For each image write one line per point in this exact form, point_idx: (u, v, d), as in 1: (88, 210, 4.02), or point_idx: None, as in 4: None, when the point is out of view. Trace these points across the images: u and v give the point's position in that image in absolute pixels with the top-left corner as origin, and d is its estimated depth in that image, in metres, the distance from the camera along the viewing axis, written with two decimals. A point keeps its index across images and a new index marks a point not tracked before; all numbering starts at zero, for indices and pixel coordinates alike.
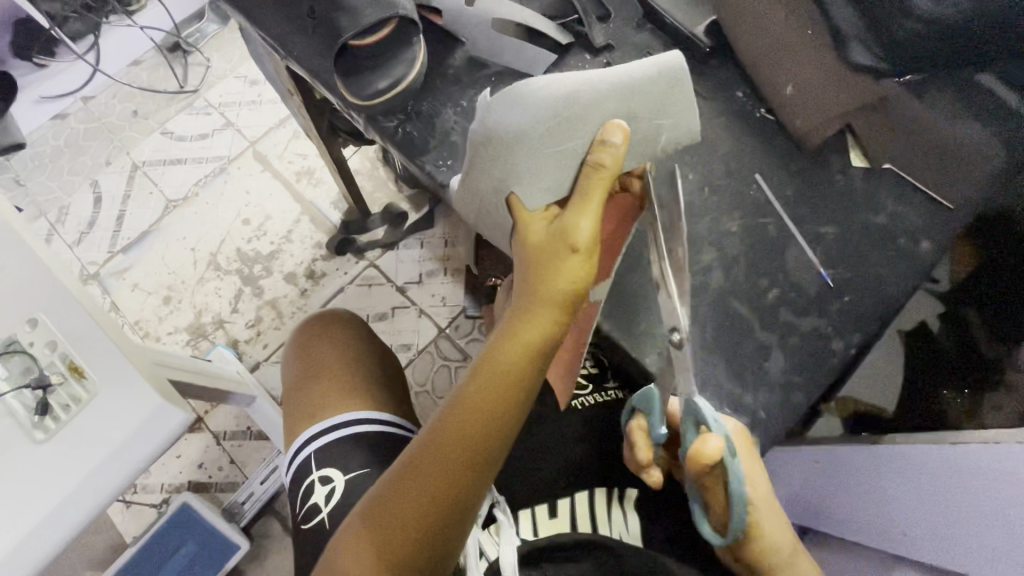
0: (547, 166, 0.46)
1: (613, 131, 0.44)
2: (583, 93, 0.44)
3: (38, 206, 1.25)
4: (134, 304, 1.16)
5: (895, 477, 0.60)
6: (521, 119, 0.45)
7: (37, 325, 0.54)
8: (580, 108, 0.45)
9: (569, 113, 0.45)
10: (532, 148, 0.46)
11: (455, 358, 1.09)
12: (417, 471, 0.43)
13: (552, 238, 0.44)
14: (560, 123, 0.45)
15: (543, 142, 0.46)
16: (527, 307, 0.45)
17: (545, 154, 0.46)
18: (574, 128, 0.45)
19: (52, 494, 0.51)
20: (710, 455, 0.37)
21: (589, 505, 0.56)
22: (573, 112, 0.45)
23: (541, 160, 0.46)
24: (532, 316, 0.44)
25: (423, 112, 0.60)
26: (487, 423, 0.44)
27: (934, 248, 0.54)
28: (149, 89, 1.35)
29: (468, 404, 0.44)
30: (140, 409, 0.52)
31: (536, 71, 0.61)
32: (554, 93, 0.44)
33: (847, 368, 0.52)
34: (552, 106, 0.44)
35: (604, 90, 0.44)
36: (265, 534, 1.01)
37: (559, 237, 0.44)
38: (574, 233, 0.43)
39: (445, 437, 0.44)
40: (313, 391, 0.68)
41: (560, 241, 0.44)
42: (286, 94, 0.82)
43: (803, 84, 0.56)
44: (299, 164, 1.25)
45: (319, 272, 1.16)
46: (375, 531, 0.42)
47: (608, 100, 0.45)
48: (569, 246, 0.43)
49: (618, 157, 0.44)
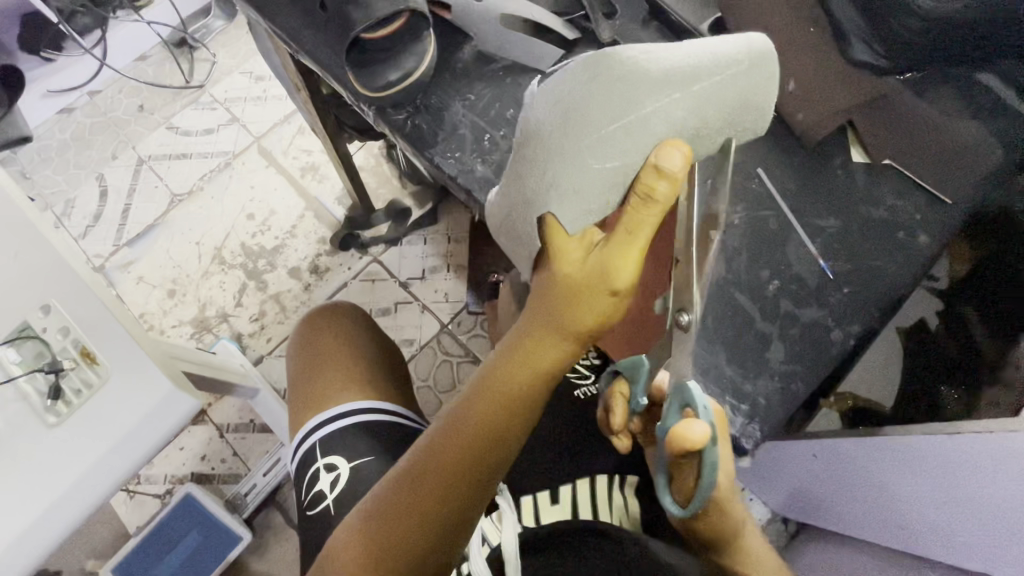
0: (597, 170, 0.40)
1: (676, 151, 0.37)
2: (649, 92, 0.37)
3: (45, 199, 1.26)
4: (139, 297, 1.17)
5: (882, 466, 0.62)
6: (563, 116, 0.39)
7: (49, 311, 0.55)
8: (652, 103, 0.38)
9: (638, 107, 0.38)
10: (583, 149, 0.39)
11: (457, 353, 1.10)
12: (415, 498, 0.43)
13: (589, 275, 0.41)
14: (625, 122, 0.38)
15: (600, 137, 0.39)
16: (535, 336, 0.44)
17: (598, 148, 0.39)
18: (638, 119, 0.38)
19: (63, 477, 0.51)
20: (692, 441, 0.36)
21: (589, 490, 0.57)
22: (640, 105, 0.38)
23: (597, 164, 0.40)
24: (538, 345, 0.44)
25: (431, 105, 0.62)
26: (484, 447, 0.44)
27: (931, 241, 0.54)
28: (155, 84, 1.36)
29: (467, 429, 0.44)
30: (151, 393, 0.53)
31: (543, 67, 0.62)
32: (608, 86, 0.38)
33: (846, 359, 0.53)
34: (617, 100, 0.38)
35: (680, 76, 0.37)
36: (268, 526, 1.02)
37: (596, 276, 0.41)
38: (612, 276, 0.40)
39: (439, 460, 0.44)
40: (318, 380, 0.69)
41: (594, 281, 0.41)
42: (293, 88, 0.83)
43: (804, 80, 0.56)
44: (304, 159, 1.26)
45: (323, 267, 1.17)
46: (369, 547, 0.43)
47: (690, 82, 0.37)
48: (605, 288, 0.41)
49: (681, 177, 0.37)
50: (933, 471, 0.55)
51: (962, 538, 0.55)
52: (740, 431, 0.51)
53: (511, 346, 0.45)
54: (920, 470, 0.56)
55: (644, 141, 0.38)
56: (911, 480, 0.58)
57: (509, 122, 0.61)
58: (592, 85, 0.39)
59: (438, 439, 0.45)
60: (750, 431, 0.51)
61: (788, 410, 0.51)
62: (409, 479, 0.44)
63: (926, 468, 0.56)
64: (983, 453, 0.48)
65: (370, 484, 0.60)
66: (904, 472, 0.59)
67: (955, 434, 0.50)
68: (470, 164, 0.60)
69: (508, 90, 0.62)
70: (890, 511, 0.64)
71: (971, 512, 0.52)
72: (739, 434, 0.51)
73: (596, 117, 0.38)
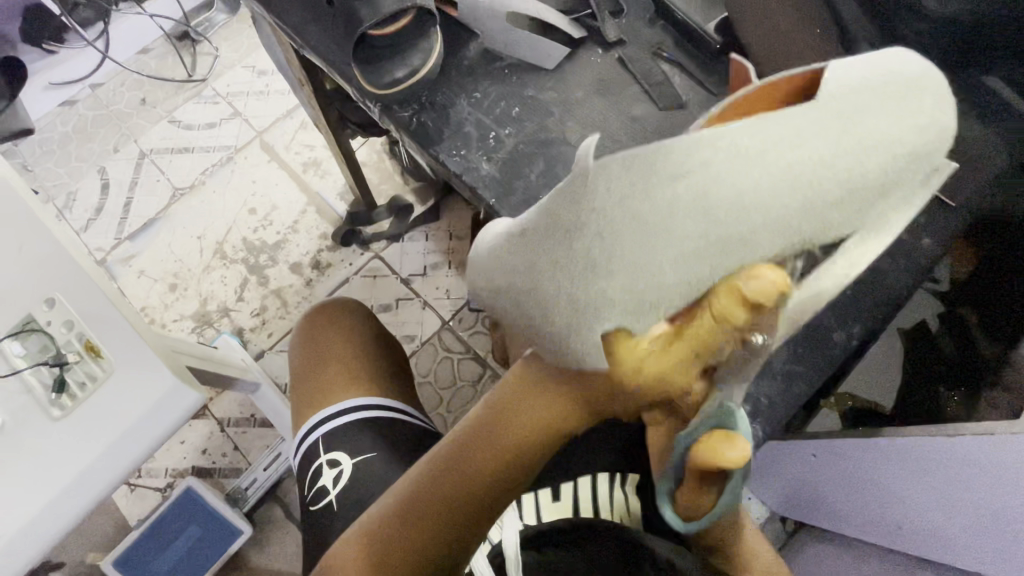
0: (703, 233, 0.30)
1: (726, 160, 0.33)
2: (764, 170, 0.28)
3: (47, 192, 1.26)
4: (141, 291, 1.17)
5: (883, 468, 0.62)
6: (637, 190, 0.30)
7: (54, 304, 0.56)
8: (793, 164, 0.28)
9: (767, 164, 0.28)
10: (680, 204, 0.29)
11: (457, 350, 1.10)
12: (401, 541, 0.39)
13: (667, 377, 0.33)
14: (762, 192, 0.29)
15: (718, 195, 0.29)
16: (558, 394, 0.38)
17: (705, 211, 0.29)
18: (780, 173, 0.28)
19: (67, 469, 0.52)
20: (728, 462, 0.29)
21: (591, 488, 0.57)
22: (772, 162, 0.28)
23: (695, 218, 0.29)
24: (558, 402, 0.39)
25: (436, 102, 0.62)
26: (485, 499, 0.39)
27: (933, 246, 0.54)
28: (157, 78, 1.36)
29: (466, 480, 0.39)
30: (156, 387, 0.54)
31: (548, 65, 0.62)
32: (703, 162, 0.29)
33: (847, 360, 0.54)
34: (749, 157, 0.28)
35: (821, 131, 0.28)
36: (268, 519, 1.02)
37: (669, 383, 0.33)
38: (683, 380, 0.33)
39: (431, 505, 0.39)
40: (320, 375, 0.69)
41: (666, 387, 0.34)
42: (297, 84, 0.83)
43: None
44: (306, 154, 1.26)
45: (324, 262, 1.17)
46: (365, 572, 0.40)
47: (841, 128, 0.28)
48: (681, 396, 0.34)
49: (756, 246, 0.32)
50: (934, 476, 0.55)
51: (957, 541, 0.56)
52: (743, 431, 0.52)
53: (520, 393, 0.39)
54: (920, 474, 0.57)
55: (772, 210, 0.29)
56: (910, 484, 0.59)
57: (515, 120, 0.61)
58: (675, 156, 0.29)
59: (436, 482, 0.40)
60: (752, 430, 0.52)
61: (787, 408, 0.53)
62: (397, 517, 0.40)
63: (931, 471, 0.56)
64: (984, 457, 0.49)
65: (373, 480, 0.60)
66: (904, 476, 0.59)
67: (956, 435, 0.51)
68: (475, 162, 0.60)
69: (514, 88, 0.62)
70: (885, 514, 0.65)
71: (970, 518, 0.53)
72: None
73: (670, 193, 0.29)
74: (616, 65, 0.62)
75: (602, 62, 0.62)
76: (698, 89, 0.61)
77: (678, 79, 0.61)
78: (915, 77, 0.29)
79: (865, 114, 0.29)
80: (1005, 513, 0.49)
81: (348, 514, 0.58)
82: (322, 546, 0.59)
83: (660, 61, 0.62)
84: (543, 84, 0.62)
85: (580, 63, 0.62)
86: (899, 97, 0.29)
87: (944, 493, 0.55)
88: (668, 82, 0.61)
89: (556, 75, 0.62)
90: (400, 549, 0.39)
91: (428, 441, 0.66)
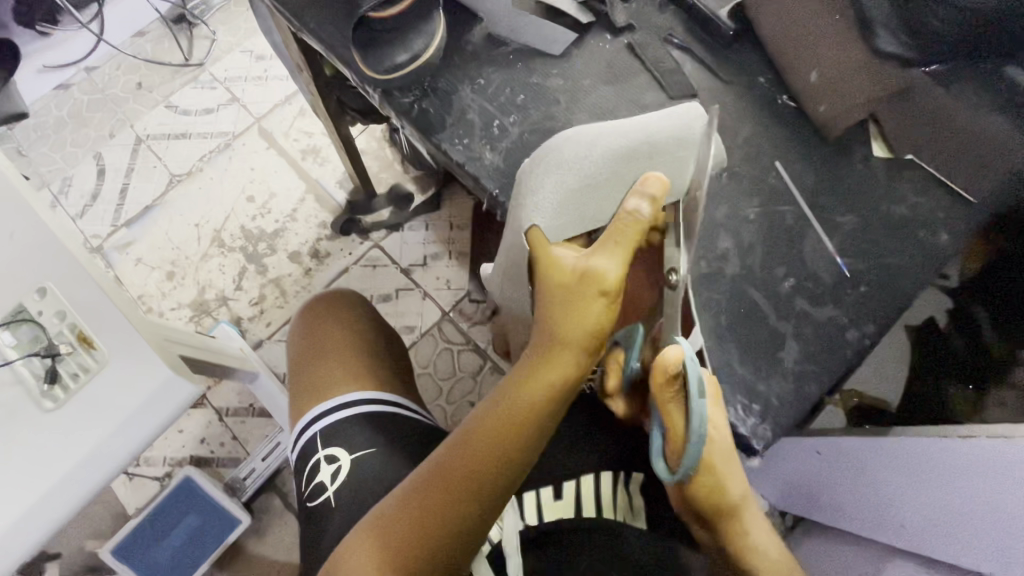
0: (569, 208, 0.47)
1: (650, 182, 0.43)
2: (602, 166, 0.45)
3: (42, 178, 1.24)
4: (138, 279, 1.15)
5: (888, 472, 0.61)
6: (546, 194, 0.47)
7: (45, 294, 0.54)
8: (605, 155, 0.45)
9: (594, 160, 0.46)
10: (554, 182, 0.46)
11: (457, 341, 1.09)
12: (420, 519, 0.42)
13: (579, 277, 0.44)
14: (592, 174, 0.45)
15: (568, 176, 0.46)
16: (555, 353, 0.45)
17: (567, 189, 0.46)
18: (600, 166, 0.45)
19: (60, 463, 0.51)
20: (669, 362, 0.38)
21: (595, 488, 0.55)
22: (597, 157, 0.45)
23: (564, 198, 0.46)
24: (555, 362, 0.44)
25: (439, 88, 0.60)
26: (487, 459, 0.43)
27: (953, 240, 0.54)
28: (153, 61, 1.33)
29: (479, 450, 0.43)
30: (149, 380, 0.52)
31: (554, 51, 0.60)
32: (566, 167, 0.46)
33: (861, 359, 0.52)
34: (579, 147, 0.45)
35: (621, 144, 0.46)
36: (266, 509, 1.02)
37: (589, 279, 0.44)
38: (600, 278, 0.43)
39: (448, 478, 0.43)
40: (318, 369, 0.68)
41: (586, 284, 0.44)
42: (296, 68, 0.81)
43: (828, 69, 0.55)
44: (305, 141, 1.24)
45: (323, 251, 1.16)
46: (380, 543, 0.42)
47: (637, 140, 0.45)
48: (598, 290, 0.43)
49: (655, 210, 0.43)
50: (937, 481, 0.54)
51: (962, 539, 0.50)
52: (751, 431, 0.50)
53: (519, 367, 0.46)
54: (924, 478, 0.56)
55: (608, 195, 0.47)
56: (910, 488, 0.57)
57: (520, 108, 0.59)
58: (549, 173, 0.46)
59: (451, 454, 0.44)
60: (762, 431, 0.50)
61: (802, 411, 0.51)
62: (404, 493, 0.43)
63: (973, 471, 0.50)
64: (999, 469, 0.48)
65: (372, 475, 0.59)
66: (934, 476, 0.54)
67: (978, 444, 0.50)
68: (479, 151, 0.58)
69: (519, 75, 0.60)
70: (889, 509, 0.60)
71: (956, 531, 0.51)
72: (750, 434, 0.50)
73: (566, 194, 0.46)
74: (625, 52, 0.60)
75: (611, 49, 0.60)
76: (710, 78, 0.59)
77: (689, 67, 0.60)
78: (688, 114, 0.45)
79: (656, 138, 0.45)
80: (992, 527, 0.47)
81: (347, 509, 0.58)
82: (320, 542, 0.58)
83: (670, 48, 0.60)
84: (549, 70, 0.60)
85: (587, 49, 0.60)
86: (670, 128, 0.45)
87: (940, 499, 0.53)
88: (679, 70, 0.59)
89: (562, 61, 0.60)
90: (418, 521, 0.41)
91: (428, 435, 0.65)
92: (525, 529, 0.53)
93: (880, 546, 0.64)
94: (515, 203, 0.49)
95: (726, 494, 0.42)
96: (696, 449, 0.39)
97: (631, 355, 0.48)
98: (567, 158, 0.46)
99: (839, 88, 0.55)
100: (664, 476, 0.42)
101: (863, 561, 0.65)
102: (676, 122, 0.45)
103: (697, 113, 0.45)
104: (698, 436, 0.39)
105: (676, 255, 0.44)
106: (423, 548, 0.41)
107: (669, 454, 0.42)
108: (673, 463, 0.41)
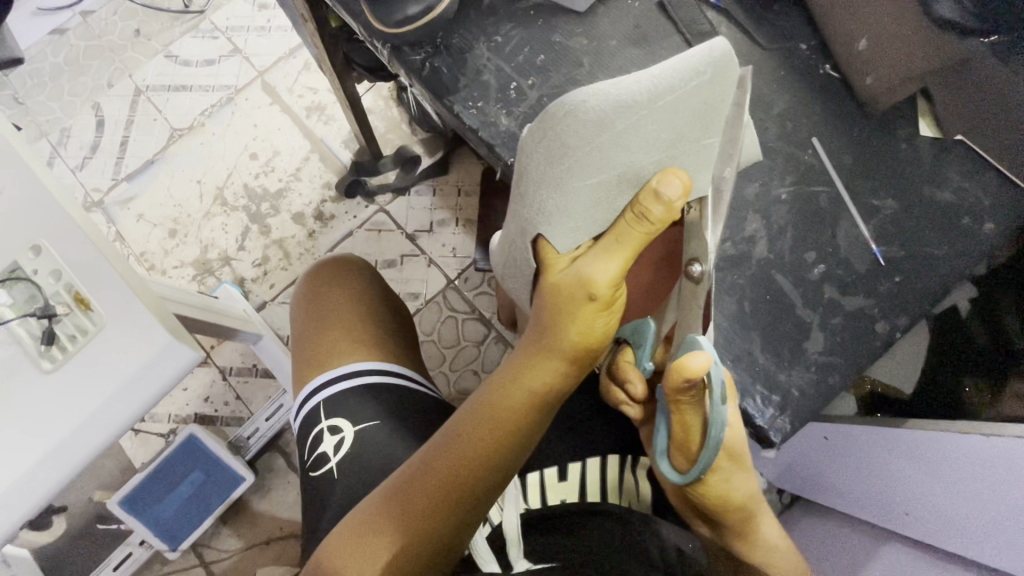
0: (580, 214, 0.43)
1: (675, 183, 0.39)
2: (622, 156, 0.40)
3: (39, 127, 1.20)
4: (140, 235, 1.13)
5: (883, 457, 0.59)
6: (560, 198, 0.42)
7: (40, 252, 0.52)
8: (622, 138, 0.39)
9: (617, 148, 0.39)
10: (560, 184, 0.41)
11: (462, 310, 1.07)
12: (407, 512, 0.42)
13: (571, 282, 0.41)
14: (608, 166, 0.40)
15: (580, 173, 0.40)
16: (542, 361, 0.44)
17: (577, 190, 0.41)
18: (613, 157, 0.40)
19: (60, 426, 0.50)
20: (692, 374, 0.35)
21: (600, 470, 0.56)
22: (608, 147, 0.39)
23: (575, 199, 0.42)
24: (544, 368, 0.44)
25: (452, 45, 0.56)
26: (472, 462, 0.43)
27: (997, 229, 0.52)
28: (152, 7, 1.27)
29: (469, 452, 0.43)
30: (148, 344, 0.51)
31: (580, 6, 0.56)
32: (585, 164, 0.40)
33: (887, 350, 0.51)
34: (585, 131, 0.39)
35: (645, 126, 0.39)
36: (270, 468, 1.03)
37: (585, 284, 0.41)
38: (592, 282, 0.40)
39: (435, 476, 0.43)
40: (319, 338, 0.66)
41: (579, 288, 0.41)
42: (298, 20, 0.76)
43: (879, 37, 0.52)
44: (310, 98, 1.19)
45: (327, 214, 1.13)
46: (375, 536, 0.42)
47: (652, 122, 0.38)
48: (588, 296, 0.41)
49: (667, 212, 0.39)
50: (937, 479, 0.53)
51: (954, 528, 0.52)
52: (769, 423, 0.49)
53: (508, 368, 0.45)
54: (922, 473, 0.54)
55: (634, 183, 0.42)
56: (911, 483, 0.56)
57: (540, 69, 0.55)
58: (562, 164, 0.40)
59: (438, 454, 0.44)
60: (780, 424, 0.49)
61: (822, 403, 0.49)
62: (393, 488, 0.44)
63: (973, 473, 0.49)
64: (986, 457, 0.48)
65: (374, 448, 0.59)
66: (928, 468, 0.54)
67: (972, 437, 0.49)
68: (494, 115, 0.55)
69: (541, 33, 0.56)
70: (886, 496, 0.60)
71: (960, 527, 0.51)
72: (768, 426, 0.49)
73: (585, 192, 0.41)
74: (655, 11, 0.56)
75: (641, 8, 0.56)
76: (748, 43, 0.57)
77: (724, 29, 0.58)
78: (724, 69, 0.37)
79: (676, 118, 0.39)
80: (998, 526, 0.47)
81: (354, 479, 0.58)
82: (323, 511, 0.58)
83: (705, 10, 0.58)
84: (573, 29, 0.56)
85: (616, 8, 0.56)
86: (696, 99, 0.38)
87: (943, 494, 0.52)
88: (713, 32, 0.55)
89: (587, 19, 0.56)
90: (401, 518, 0.42)
91: (434, 408, 0.65)
92: (526, 512, 0.53)
93: (882, 531, 0.64)
94: (518, 194, 0.45)
95: (733, 496, 0.40)
96: (711, 458, 0.38)
97: (643, 355, 0.47)
98: (583, 147, 0.39)
99: (888, 58, 0.52)
100: (674, 479, 0.41)
101: (865, 545, 0.65)
102: (702, 91, 0.38)
103: (731, 72, 0.37)
104: (715, 443, 0.37)
105: (704, 241, 0.42)
106: (405, 539, 0.41)
107: (684, 464, 0.40)
108: (689, 468, 0.40)
